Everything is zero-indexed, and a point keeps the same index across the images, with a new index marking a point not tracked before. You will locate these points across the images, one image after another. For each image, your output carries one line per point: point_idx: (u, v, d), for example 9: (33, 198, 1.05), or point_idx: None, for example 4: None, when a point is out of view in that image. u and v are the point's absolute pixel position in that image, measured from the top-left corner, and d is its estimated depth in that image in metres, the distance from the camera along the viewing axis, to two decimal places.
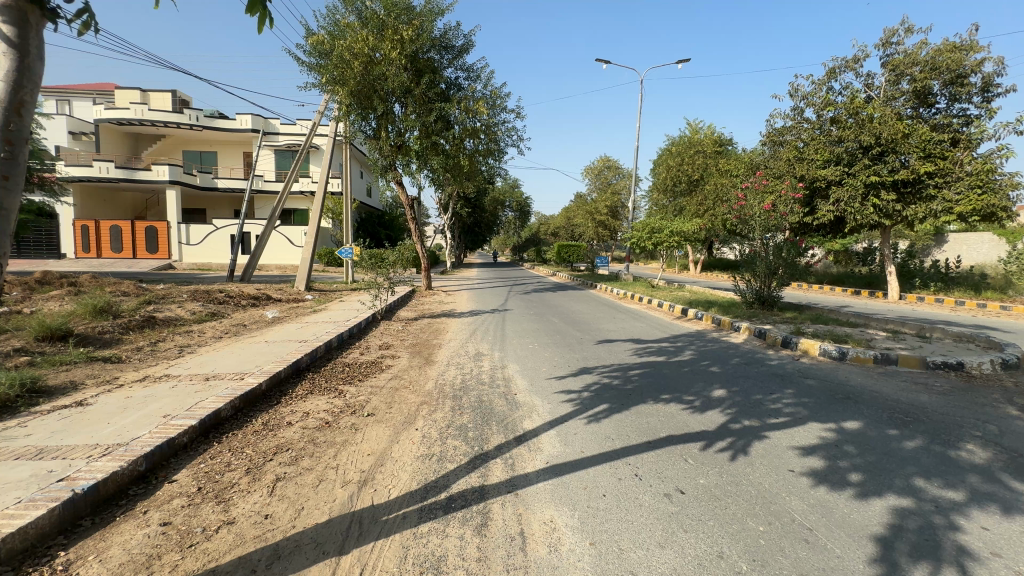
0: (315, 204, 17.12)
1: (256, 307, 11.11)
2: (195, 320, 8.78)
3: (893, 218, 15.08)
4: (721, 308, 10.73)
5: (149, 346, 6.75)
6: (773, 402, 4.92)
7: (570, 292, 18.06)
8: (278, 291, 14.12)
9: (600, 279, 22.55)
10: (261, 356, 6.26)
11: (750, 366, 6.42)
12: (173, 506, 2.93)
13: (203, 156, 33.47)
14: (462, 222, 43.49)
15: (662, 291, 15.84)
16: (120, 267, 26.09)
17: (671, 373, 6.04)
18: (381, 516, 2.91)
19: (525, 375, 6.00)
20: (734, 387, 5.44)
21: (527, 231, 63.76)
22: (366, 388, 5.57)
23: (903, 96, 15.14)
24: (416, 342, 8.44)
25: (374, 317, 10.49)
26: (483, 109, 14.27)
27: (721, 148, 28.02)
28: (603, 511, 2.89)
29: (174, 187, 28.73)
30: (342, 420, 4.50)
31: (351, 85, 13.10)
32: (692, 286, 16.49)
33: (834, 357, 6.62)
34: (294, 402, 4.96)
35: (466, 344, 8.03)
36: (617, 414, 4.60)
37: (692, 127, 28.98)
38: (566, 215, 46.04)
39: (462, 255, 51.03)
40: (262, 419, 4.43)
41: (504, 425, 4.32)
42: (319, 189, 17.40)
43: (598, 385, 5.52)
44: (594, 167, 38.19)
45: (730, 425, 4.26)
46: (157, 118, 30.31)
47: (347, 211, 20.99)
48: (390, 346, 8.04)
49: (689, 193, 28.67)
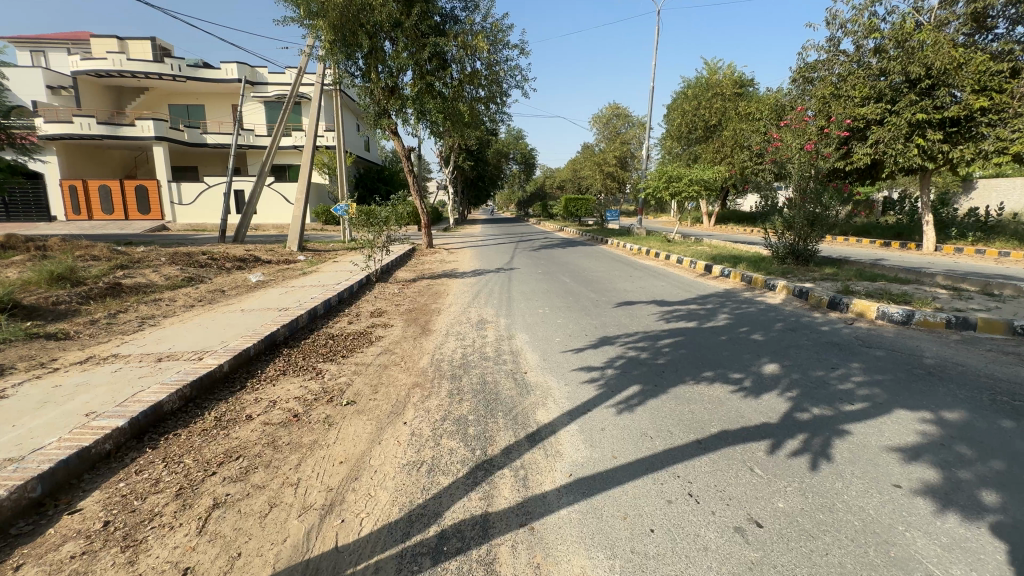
0: (306, 157, 15.85)
1: (241, 271, 10.22)
2: (168, 287, 7.91)
3: (938, 161, 13.63)
4: (750, 264, 9.70)
5: (107, 319, 5.90)
6: (841, 381, 4.06)
7: (579, 248, 17.00)
8: (267, 253, 13.20)
9: (610, 232, 21.37)
10: (229, 329, 5.41)
11: (799, 333, 5.51)
12: (62, 556, 2.14)
13: (190, 110, 31.75)
14: (465, 176, 41.80)
15: (678, 246, 14.78)
16: (112, 229, 25.20)
17: (708, 343, 5.16)
18: (344, 568, 2.09)
19: (536, 347, 5.13)
20: (787, 361, 4.54)
21: (532, 185, 61.79)
22: (349, 367, 4.72)
23: (959, 19, 13.35)
24: (412, 307, 7.57)
25: (367, 279, 9.59)
26: (483, 45, 12.73)
27: (741, 90, 25.91)
28: (656, 563, 2.05)
29: (160, 143, 27.30)
30: (315, 411, 3.66)
31: (332, 17, 11.54)
32: (711, 240, 15.36)
33: (895, 321, 5.68)
34: (261, 387, 4.14)
35: (468, 309, 7.16)
36: (652, 400, 3.74)
37: (711, 67, 26.74)
38: (573, 168, 44.08)
39: (465, 211, 49.46)
40: (217, 412, 3.62)
41: (513, 416, 3.48)
42: (310, 140, 16.07)
43: (623, 360, 4.64)
44: (602, 116, 35.89)
45: (797, 415, 3.40)
46: (138, 68, 28.47)
47: (342, 165, 19.67)
48: (383, 313, 7.18)
49: (705, 140, 26.83)
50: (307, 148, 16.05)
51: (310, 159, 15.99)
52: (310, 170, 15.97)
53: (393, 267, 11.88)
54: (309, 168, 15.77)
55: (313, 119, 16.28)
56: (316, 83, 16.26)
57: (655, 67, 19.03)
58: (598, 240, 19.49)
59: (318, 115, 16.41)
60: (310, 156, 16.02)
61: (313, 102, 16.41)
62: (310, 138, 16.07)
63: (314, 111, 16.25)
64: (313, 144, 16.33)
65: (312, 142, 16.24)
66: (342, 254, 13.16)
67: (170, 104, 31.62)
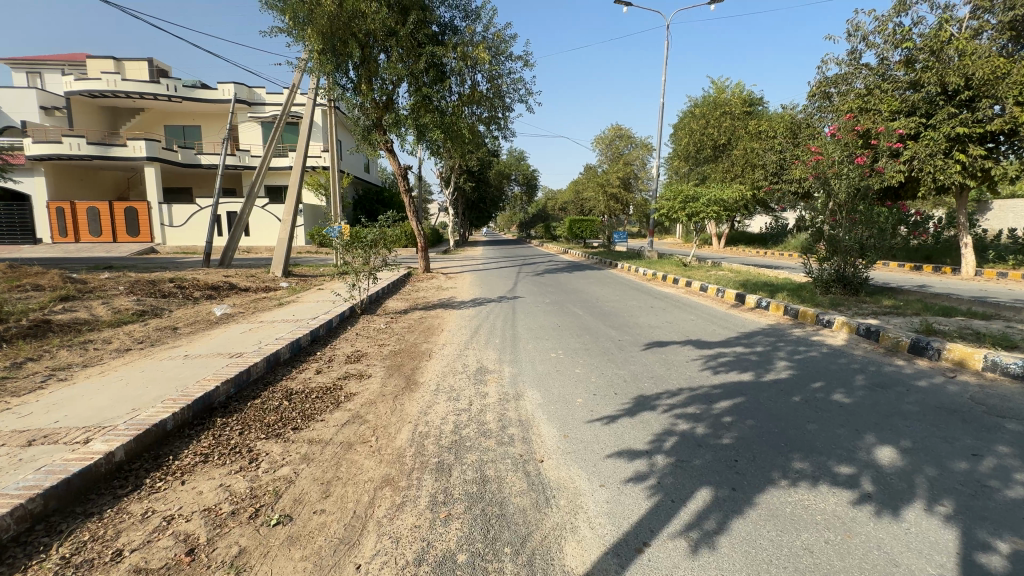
0: (295, 177, 14.83)
1: (209, 301, 9.02)
2: (111, 323, 6.71)
3: (978, 178, 12.55)
4: (790, 293, 8.48)
5: (6, 370, 4.67)
6: (1003, 480, 2.79)
7: (587, 273, 15.80)
8: (247, 279, 12.05)
9: (619, 255, 20.22)
10: (153, 389, 4.16)
11: (893, 392, 4.24)
12: None
13: (187, 131, 31.17)
14: (467, 197, 41.03)
15: (697, 270, 13.59)
16: (97, 252, 24.18)
17: (780, 408, 3.90)
18: None
19: (552, 415, 3.86)
20: (903, 442, 3.27)
21: (534, 207, 61.22)
22: (299, 447, 3.43)
23: (994, 28, 12.41)
24: (399, 348, 6.32)
25: (351, 312, 8.38)
26: (484, 56, 11.80)
27: (751, 108, 25.11)
28: None
29: (152, 164, 26.50)
30: (221, 545, 2.37)
31: (320, 24, 10.62)
32: (732, 265, 14.17)
33: (1013, 375, 4.41)
34: (161, 491, 2.85)
35: (465, 353, 5.91)
36: (739, 521, 2.45)
37: (718, 85, 26.02)
38: (575, 189, 43.31)
39: (466, 233, 48.57)
40: (71, 548, 2.34)
41: (528, 561, 2.20)
42: (300, 159, 15.08)
43: (675, 439, 3.37)
44: (604, 137, 35.05)
45: (984, 562, 2.12)
46: (133, 89, 27.95)
47: (335, 185, 18.66)
48: (361, 357, 5.92)
49: (714, 160, 25.90)
50: (297, 167, 15.03)
51: (299, 179, 14.97)
52: (300, 190, 14.93)
53: (383, 295, 10.70)
54: (298, 188, 14.73)
55: (303, 137, 15.31)
56: (309, 100, 15.35)
57: (664, 85, 18.24)
58: (606, 264, 18.33)
59: (309, 132, 15.46)
60: (300, 176, 14.99)
61: (304, 119, 15.47)
62: (300, 156, 15.08)
63: (305, 128, 15.27)
64: (304, 163, 15.32)
65: (303, 161, 15.24)
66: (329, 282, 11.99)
67: (166, 125, 31.07)
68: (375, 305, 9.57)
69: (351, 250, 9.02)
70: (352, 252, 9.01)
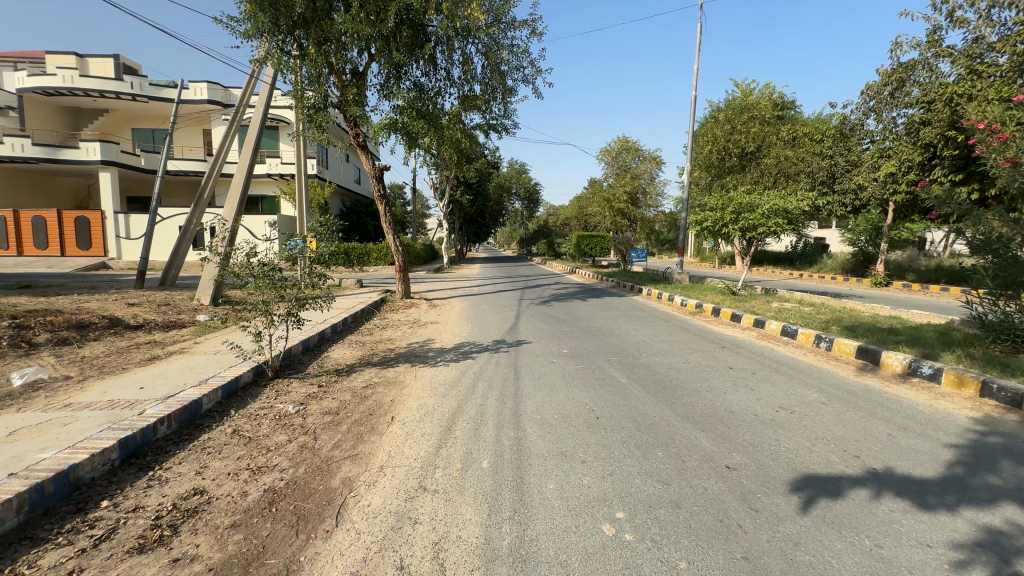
0: (241, 180, 11.77)
1: (46, 352, 5.87)
2: None
3: None
4: (959, 353, 5.34)
5: None
6: None
7: (606, 300, 12.68)
8: (156, 311, 8.94)
9: (639, 276, 17.12)
10: None
11: None
12: None
13: (156, 135, 28.49)
14: (465, 211, 38.22)
15: (754, 301, 10.47)
16: (35, 267, 21.05)
17: None
18: None
19: None
20: None
21: (535, 223, 58.66)
22: None
23: None
24: (287, 486, 3.12)
25: (253, 376, 5.20)
26: (478, 14, 8.82)
27: (782, 112, 22.27)
28: None
29: (108, 169, 23.58)
30: None
31: None
32: (796, 295, 11.07)
33: None
34: None
35: (414, 515, 2.73)
36: None
37: (744, 88, 23.16)
38: (579, 204, 40.54)
39: (462, 248, 45.58)
40: None
41: None
42: (249, 159, 12.03)
43: None
44: (609, 150, 32.02)
45: None
46: (92, 86, 25.21)
47: (302, 193, 15.59)
48: (188, 521, 2.71)
49: (740, 171, 22.90)
50: (244, 169, 11.99)
51: (247, 183, 11.91)
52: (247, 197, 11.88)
53: (324, 340, 7.50)
54: (244, 195, 11.67)
55: (254, 130, 12.22)
56: (264, 87, 12.34)
57: (695, 77, 15.39)
58: (625, 288, 15.18)
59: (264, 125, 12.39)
60: (247, 179, 11.92)
61: (256, 110, 12.39)
62: (249, 154, 12.01)
63: (256, 119, 12.19)
64: (254, 163, 12.26)
65: (253, 160, 12.18)
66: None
67: (134, 129, 28.36)
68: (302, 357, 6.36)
69: (263, 275, 5.66)
70: (264, 279, 5.67)
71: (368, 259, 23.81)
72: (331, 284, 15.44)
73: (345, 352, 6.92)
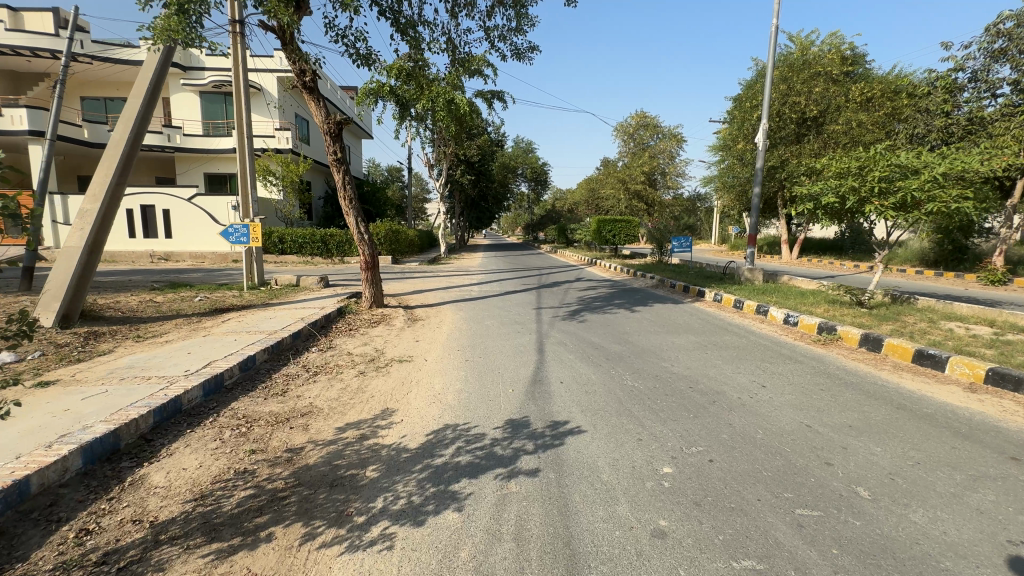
0: (115, 152, 7.56)
1: None
2: None
3: None
4: None
5: None
6: None
7: (663, 310, 8.94)
8: None
9: (688, 271, 13.36)
10: None
11: None
12: None
13: (109, 105, 24.45)
14: (466, 194, 34.47)
15: (908, 318, 6.74)
16: None
17: None
18: None
19: None
20: None
21: (541, 209, 54.91)
22: None
23: None
24: None
25: None
26: None
27: (849, 69, 18.27)
28: None
29: (40, 141, 19.83)
30: None
31: None
32: (964, 308, 7.28)
33: None
34: None
35: None
36: None
37: (801, 41, 19.08)
38: (590, 187, 36.63)
39: (463, 235, 41.91)
40: None
41: None
42: (135, 122, 7.79)
43: None
44: (626, 125, 27.94)
45: None
46: (23, 42, 21.23)
47: (247, 166, 11.73)
48: None
49: (797, 142, 18.92)
50: (124, 136, 7.73)
51: (127, 160, 7.72)
52: (125, 179, 7.71)
53: (164, 427, 3.73)
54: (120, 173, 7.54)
55: (144, 82, 7.94)
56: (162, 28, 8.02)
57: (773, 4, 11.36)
58: (673, 289, 11.44)
59: (160, 76, 8.12)
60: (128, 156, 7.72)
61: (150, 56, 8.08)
62: (132, 120, 7.77)
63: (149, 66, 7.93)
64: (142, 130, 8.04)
65: (139, 128, 7.91)
66: (108, 358, 5.13)
67: (83, 98, 24.20)
68: (48, 512, 2.64)
69: None
70: None
71: (349, 248, 20.09)
72: (289, 284, 11.81)
73: (183, 468, 3.16)
